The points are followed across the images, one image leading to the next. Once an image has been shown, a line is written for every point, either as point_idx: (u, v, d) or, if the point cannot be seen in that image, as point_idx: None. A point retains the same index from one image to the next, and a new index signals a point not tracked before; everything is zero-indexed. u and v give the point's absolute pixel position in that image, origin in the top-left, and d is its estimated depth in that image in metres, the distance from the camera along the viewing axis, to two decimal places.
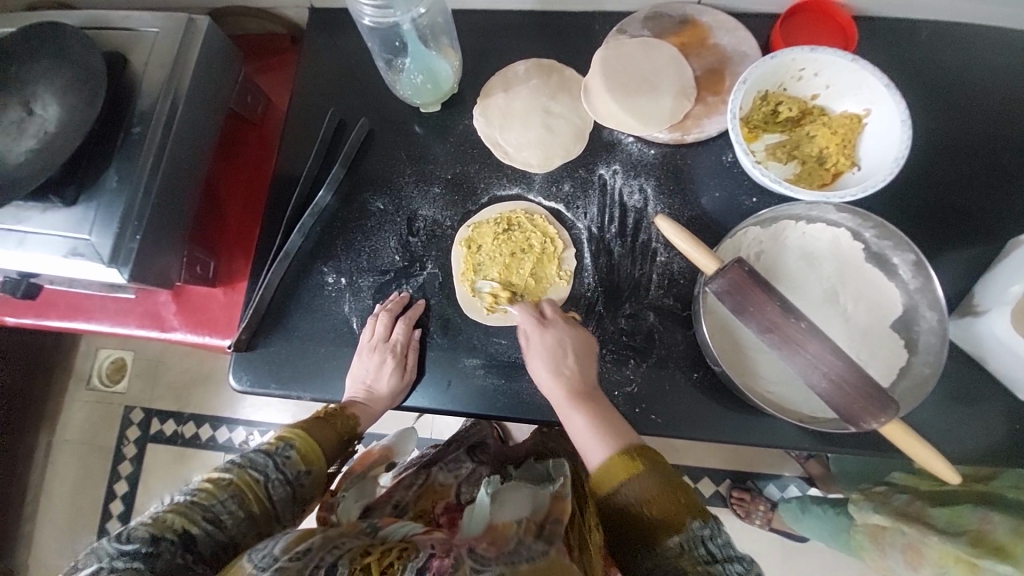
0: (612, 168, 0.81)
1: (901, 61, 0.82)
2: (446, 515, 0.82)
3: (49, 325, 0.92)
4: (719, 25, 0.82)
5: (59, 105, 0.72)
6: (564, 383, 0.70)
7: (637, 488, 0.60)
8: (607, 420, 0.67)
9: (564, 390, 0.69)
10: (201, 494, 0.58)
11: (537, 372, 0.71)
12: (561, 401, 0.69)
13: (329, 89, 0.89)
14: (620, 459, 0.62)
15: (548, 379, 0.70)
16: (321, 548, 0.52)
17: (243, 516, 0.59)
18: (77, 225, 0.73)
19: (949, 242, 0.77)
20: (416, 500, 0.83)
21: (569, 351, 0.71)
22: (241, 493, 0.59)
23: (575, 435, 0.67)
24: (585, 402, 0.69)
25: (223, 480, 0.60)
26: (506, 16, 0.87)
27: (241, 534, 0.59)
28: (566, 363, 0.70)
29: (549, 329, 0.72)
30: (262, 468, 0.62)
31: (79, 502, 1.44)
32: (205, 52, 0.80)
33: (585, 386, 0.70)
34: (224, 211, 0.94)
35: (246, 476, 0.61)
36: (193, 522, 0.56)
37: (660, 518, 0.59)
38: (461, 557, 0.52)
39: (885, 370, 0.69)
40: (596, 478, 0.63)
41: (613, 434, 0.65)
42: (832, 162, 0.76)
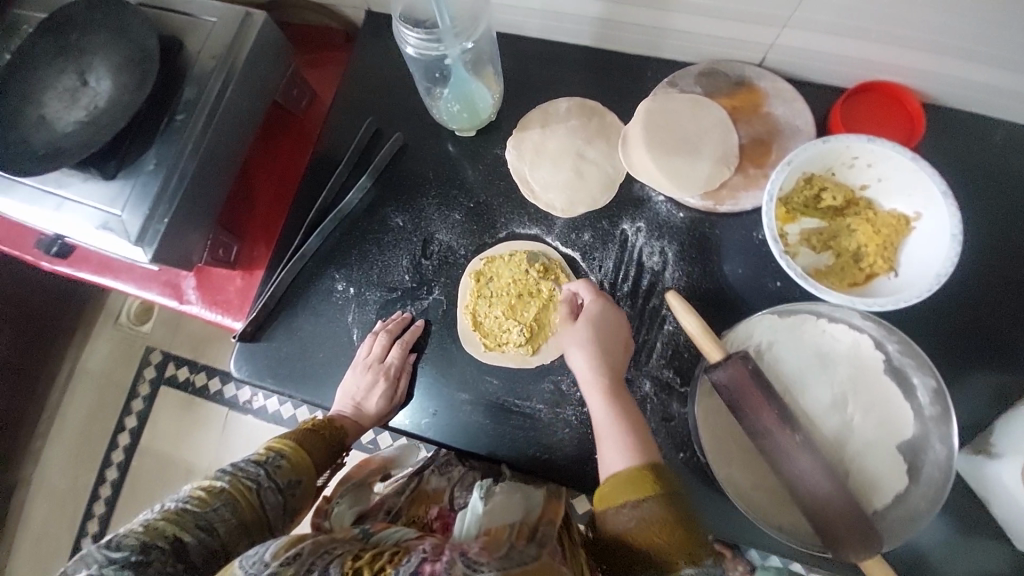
0: (635, 225, 0.79)
1: (969, 161, 0.76)
2: (440, 519, 0.79)
3: (81, 277, 0.97)
4: (777, 93, 0.78)
5: (113, 82, 0.75)
6: (603, 366, 0.68)
7: (650, 511, 0.57)
8: (631, 418, 0.66)
9: (600, 373, 0.68)
10: (194, 502, 0.60)
11: (579, 348, 0.70)
12: (595, 384, 0.68)
13: (371, 94, 0.89)
14: (641, 474, 0.59)
15: (583, 365, 0.69)
16: (313, 553, 0.55)
17: (235, 524, 0.61)
18: (112, 200, 0.77)
19: (981, 367, 0.72)
20: (408, 506, 0.81)
21: (621, 334, 0.71)
22: (234, 501, 0.62)
23: (598, 427, 0.66)
24: (616, 395, 0.67)
25: (217, 488, 0.63)
26: (557, 48, 0.85)
27: (232, 542, 0.61)
28: (600, 349, 0.69)
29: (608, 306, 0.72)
30: (254, 477, 0.65)
31: (90, 428, 1.52)
32: (256, 46, 0.82)
33: (619, 377, 0.69)
34: (256, 197, 0.97)
35: (240, 485, 0.64)
36: (185, 530, 0.58)
37: (666, 545, 0.57)
38: (454, 560, 0.52)
39: (880, 494, 0.66)
40: (610, 486, 0.60)
41: (639, 442, 0.63)
42: (868, 263, 0.71)
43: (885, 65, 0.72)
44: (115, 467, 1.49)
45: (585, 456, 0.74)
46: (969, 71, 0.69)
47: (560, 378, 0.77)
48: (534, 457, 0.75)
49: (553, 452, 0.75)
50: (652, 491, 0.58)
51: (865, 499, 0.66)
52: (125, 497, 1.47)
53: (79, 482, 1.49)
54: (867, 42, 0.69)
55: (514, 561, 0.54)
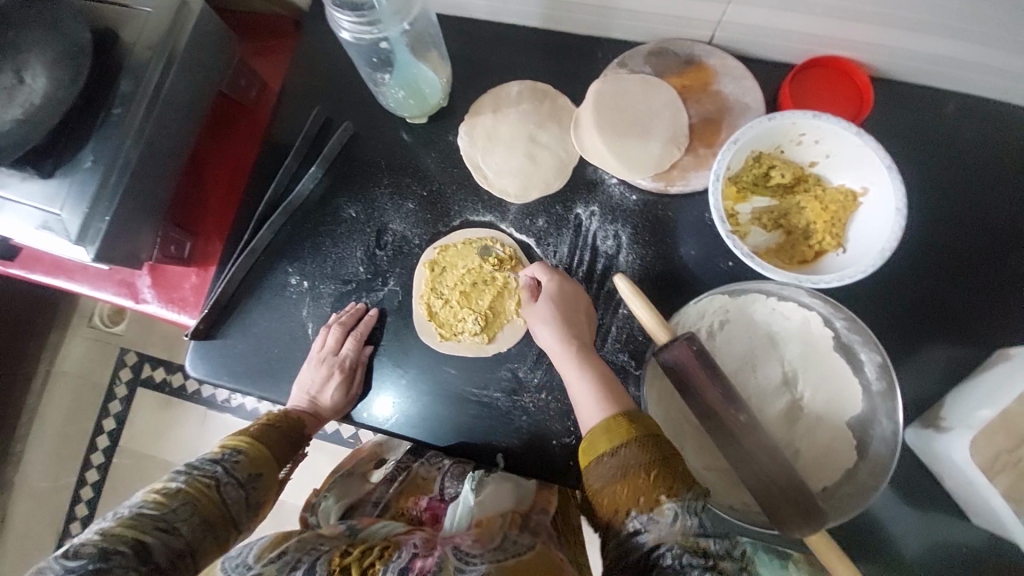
0: (589, 209, 0.79)
1: (917, 134, 0.76)
2: (429, 511, 0.75)
3: (34, 279, 0.95)
4: (726, 70, 0.77)
5: (45, 77, 0.72)
6: (566, 335, 0.69)
7: (629, 453, 0.53)
8: (605, 379, 0.64)
9: (564, 343, 0.68)
10: (150, 505, 0.57)
11: (540, 320, 0.71)
12: (559, 353, 0.69)
13: (320, 82, 0.87)
14: (614, 420, 0.56)
15: (553, 338, 0.69)
16: (298, 550, 0.56)
17: (198, 522, 0.59)
18: (50, 199, 0.74)
19: (928, 339, 0.73)
20: (396, 497, 0.77)
21: (579, 309, 0.71)
22: (193, 500, 0.60)
23: (573, 390, 0.65)
24: (584, 361, 0.67)
25: (173, 490, 0.60)
26: (507, 30, 0.83)
27: (197, 540, 0.59)
28: (566, 322, 0.70)
29: (565, 284, 0.72)
30: (212, 474, 0.63)
31: (66, 432, 1.50)
32: (196, 34, 0.79)
33: (585, 346, 0.69)
34: (209, 192, 0.95)
35: (198, 483, 0.61)
36: (145, 532, 0.55)
37: (653, 487, 0.51)
38: (446, 557, 0.56)
39: (829, 470, 0.67)
40: (587, 442, 0.57)
41: (613, 398, 0.61)
42: (816, 240, 0.72)
43: (831, 39, 0.72)
44: (95, 470, 1.47)
45: (543, 441, 0.74)
46: (914, 43, 0.68)
47: (516, 365, 0.77)
48: (493, 443, 0.75)
49: (511, 438, 0.75)
50: (632, 435, 0.54)
51: (815, 475, 0.67)
52: (106, 499, 1.46)
53: (58, 487, 1.48)
54: (812, 16, 0.68)
55: (508, 552, 0.58)
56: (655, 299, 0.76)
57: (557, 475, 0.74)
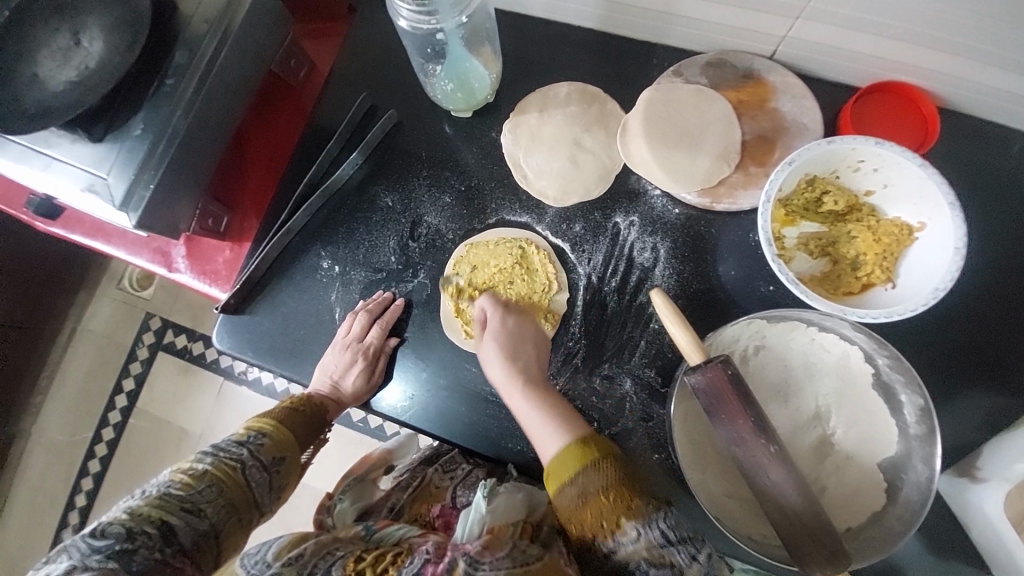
0: (629, 219, 0.77)
1: (981, 171, 0.72)
2: (441, 518, 0.79)
3: (74, 239, 0.97)
4: (786, 88, 0.75)
5: (103, 41, 0.73)
6: (515, 369, 0.69)
7: (586, 478, 0.56)
8: (554, 406, 0.66)
9: (515, 377, 0.69)
10: (178, 486, 0.58)
11: (488, 355, 0.71)
12: (511, 387, 0.69)
13: (369, 68, 0.86)
14: (569, 448, 0.59)
15: (499, 372, 0.70)
16: (315, 554, 0.58)
17: (223, 504, 0.59)
18: (98, 163, 0.76)
19: (974, 386, 0.70)
20: (411, 503, 0.81)
21: (523, 339, 0.72)
22: (219, 482, 0.60)
23: (526, 424, 0.66)
24: (538, 390, 0.68)
25: (199, 471, 0.60)
26: (562, 29, 0.82)
27: (222, 523, 0.59)
28: (513, 355, 0.70)
29: (508, 316, 0.74)
30: (238, 457, 0.63)
31: (88, 388, 1.54)
32: (254, 11, 0.79)
33: (536, 376, 0.69)
34: (247, 168, 0.95)
35: (224, 465, 0.61)
36: (170, 513, 0.56)
37: (611, 506, 0.54)
38: (456, 561, 0.56)
39: (856, 511, 0.64)
40: (549, 473, 0.59)
41: (569, 427, 0.62)
42: (865, 272, 0.69)
43: (900, 65, 0.68)
44: (112, 427, 1.51)
45: None
46: (991, 78, 0.65)
47: None
48: (511, 446, 0.74)
49: (527, 444, 0.74)
50: (588, 455, 0.57)
51: (840, 514, 0.65)
52: (119, 457, 1.49)
53: (75, 440, 1.52)
54: (885, 39, 0.65)
55: (516, 561, 0.55)
56: (688, 316, 0.74)
57: None
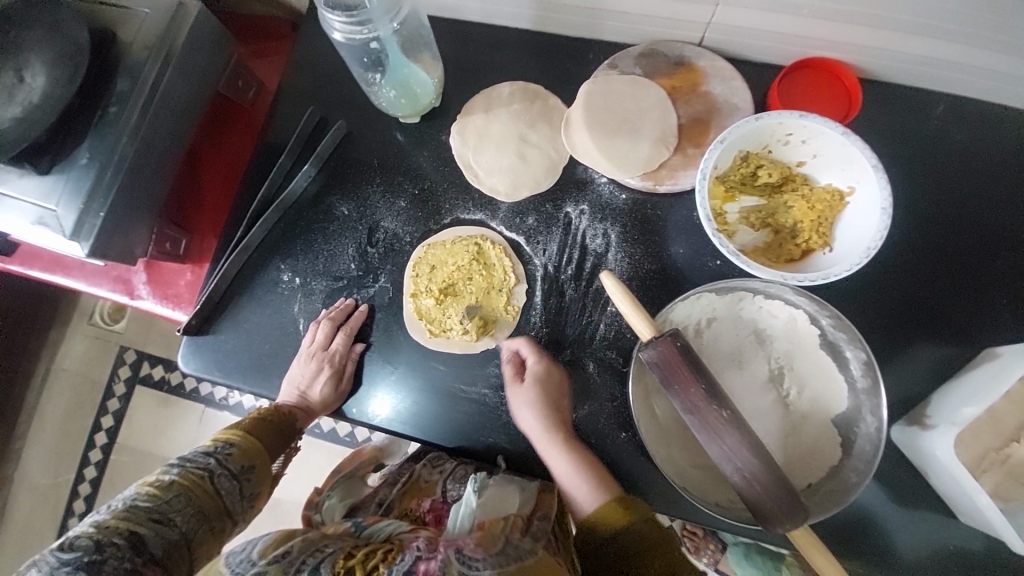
0: (579, 208, 0.79)
1: (904, 135, 0.76)
2: (432, 512, 0.79)
3: (32, 274, 0.96)
4: (715, 71, 0.78)
5: (41, 75, 0.73)
6: (556, 424, 0.70)
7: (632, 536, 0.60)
8: (590, 462, 0.69)
9: (555, 431, 0.70)
10: (144, 497, 0.58)
11: (530, 407, 0.71)
12: (550, 440, 0.70)
13: (316, 82, 0.88)
14: (614, 505, 0.62)
15: (538, 425, 0.70)
16: (302, 552, 0.58)
17: (193, 512, 0.59)
18: (44, 195, 0.76)
19: (917, 338, 0.73)
20: (400, 498, 0.82)
21: (563, 393, 0.73)
22: (187, 491, 0.60)
23: (561, 474, 0.68)
24: (573, 445, 0.70)
25: (166, 482, 0.60)
26: (500, 31, 0.84)
27: (193, 531, 0.59)
28: (553, 409, 0.71)
29: (551, 369, 0.74)
30: (205, 467, 0.63)
31: (66, 428, 1.51)
32: (194, 34, 0.80)
33: (570, 430, 0.72)
34: (204, 191, 0.95)
35: (191, 475, 0.61)
36: (138, 524, 0.55)
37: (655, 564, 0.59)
38: (450, 559, 0.56)
39: (814, 468, 0.67)
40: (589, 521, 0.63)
41: (603, 483, 0.67)
42: (804, 239, 0.72)
43: (817, 40, 0.72)
44: (94, 466, 1.48)
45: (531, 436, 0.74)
46: (900, 45, 0.69)
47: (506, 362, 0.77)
48: (483, 439, 0.76)
49: (498, 434, 0.76)
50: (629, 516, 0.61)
51: (800, 472, 0.67)
52: (103, 496, 1.46)
53: (57, 481, 1.49)
54: (798, 16, 0.68)
55: (511, 557, 0.59)
56: (643, 296, 0.76)
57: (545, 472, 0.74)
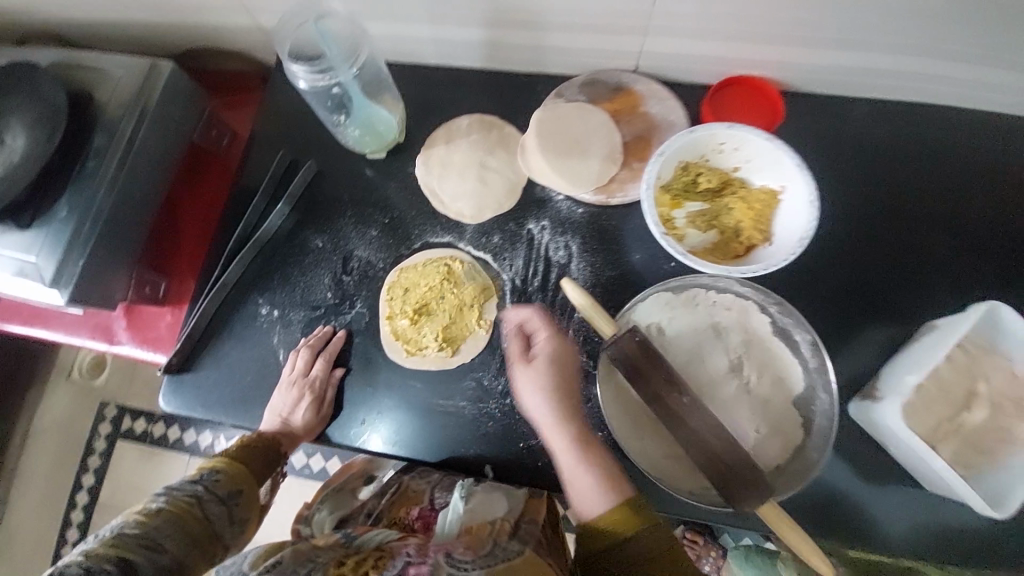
0: (541, 224, 0.85)
1: (827, 137, 0.84)
2: (421, 520, 0.79)
3: (11, 330, 0.98)
4: (652, 93, 0.86)
5: (21, 137, 0.78)
6: (561, 411, 0.68)
7: (642, 541, 0.58)
8: (597, 456, 0.66)
9: (560, 418, 0.68)
10: (133, 525, 0.58)
11: (533, 394, 0.69)
12: (554, 428, 0.68)
13: (287, 127, 0.93)
14: (621, 507, 0.60)
15: (544, 411, 0.69)
16: (293, 561, 0.57)
17: (183, 537, 0.60)
18: (23, 249, 0.79)
19: (862, 318, 0.79)
20: (390, 508, 0.82)
21: (570, 378, 0.71)
22: (177, 517, 0.61)
23: (566, 466, 0.66)
24: (580, 436, 0.67)
25: (154, 509, 0.61)
26: (456, 70, 0.92)
27: (185, 555, 0.60)
28: (557, 394, 0.69)
29: (558, 350, 0.71)
30: (192, 493, 0.65)
31: (44, 492, 1.47)
32: (170, 88, 0.85)
33: (580, 419, 0.69)
34: (182, 237, 0.99)
35: (179, 502, 0.63)
36: (130, 550, 0.56)
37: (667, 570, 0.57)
38: (439, 563, 0.57)
39: (780, 449, 0.70)
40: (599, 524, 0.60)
41: (608, 480, 0.63)
42: (746, 236, 0.78)
43: (737, 59, 0.81)
44: (74, 530, 1.43)
45: (512, 443, 0.77)
46: (809, 58, 0.78)
47: (481, 374, 0.80)
48: (465, 452, 0.78)
49: (479, 446, 0.78)
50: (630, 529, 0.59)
51: (768, 455, 0.70)
52: None
53: (36, 550, 1.43)
54: (716, 41, 0.77)
55: (499, 557, 0.60)
56: (606, 301, 0.81)
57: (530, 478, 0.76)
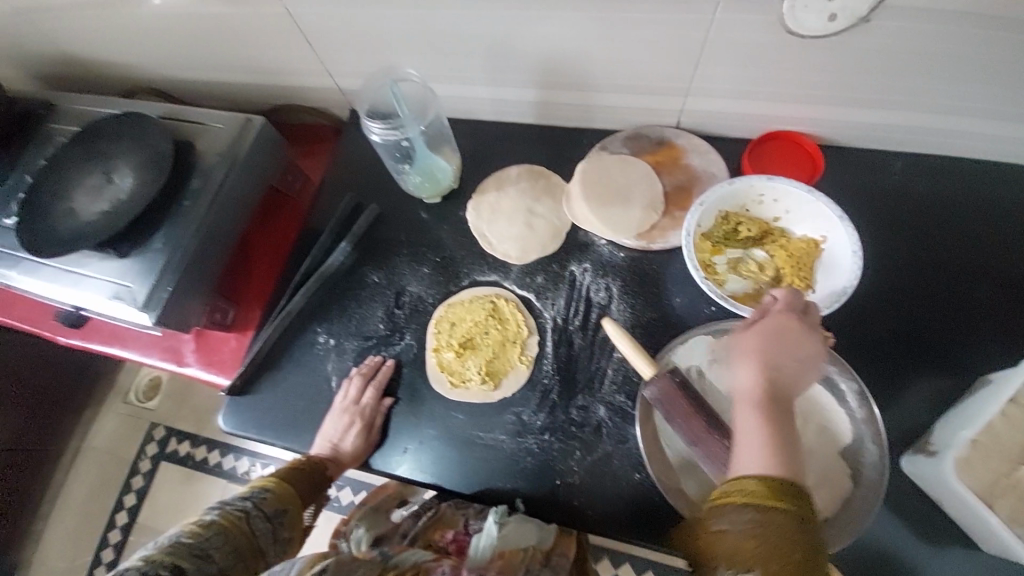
0: (583, 266, 0.89)
1: (868, 190, 0.86)
2: (455, 543, 0.83)
3: (92, 347, 1.07)
4: (693, 147, 0.91)
5: (132, 178, 0.90)
6: (767, 376, 0.60)
7: (776, 520, 0.49)
8: (788, 442, 0.55)
9: (762, 382, 0.60)
10: (187, 534, 0.62)
11: (744, 345, 0.63)
12: (750, 388, 0.60)
13: (354, 173, 1.04)
14: (775, 480, 0.52)
15: (749, 368, 0.61)
16: None
17: (229, 550, 0.63)
18: (122, 275, 0.90)
19: (914, 370, 0.77)
20: (424, 530, 0.85)
21: (796, 353, 0.61)
22: (225, 530, 0.64)
23: (743, 430, 0.58)
24: (774, 412, 0.58)
25: (207, 520, 0.65)
26: (508, 125, 1.00)
27: (229, 568, 0.63)
28: (772, 360, 0.60)
29: (790, 321, 0.63)
30: (241, 509, 0.68)
31: (89, 508, 1.53)
32: (259, 138, 0.97)
33: (785, 402, 0.59)
34: (252, 269, 1.08)
35: (229, 516, 0.66)
36: (182, 558, 0.59)
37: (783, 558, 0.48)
38: None
39: (827, 503, 0.67)
40: (738, 479, 0.53)
41: (784, 460, 0.53)
42: (787, 283, 0.79)
43: (775, 117, 0.85)
44: (112, 548, 1.48)
45: (548, 479, 0.77)
46: (848, 115, 0.82)
47: (521, 409, 0.82)
48: (502, 486, 0.78)
49: (516, 480, 0.78)
50: (779, 504, 0.50)
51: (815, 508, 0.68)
52: None
53: (74, 566, 1.48)
54: (756, 100, 0.82)
55: None
56: (646, 342, 0.83)
57: (565, 516, 0.76)
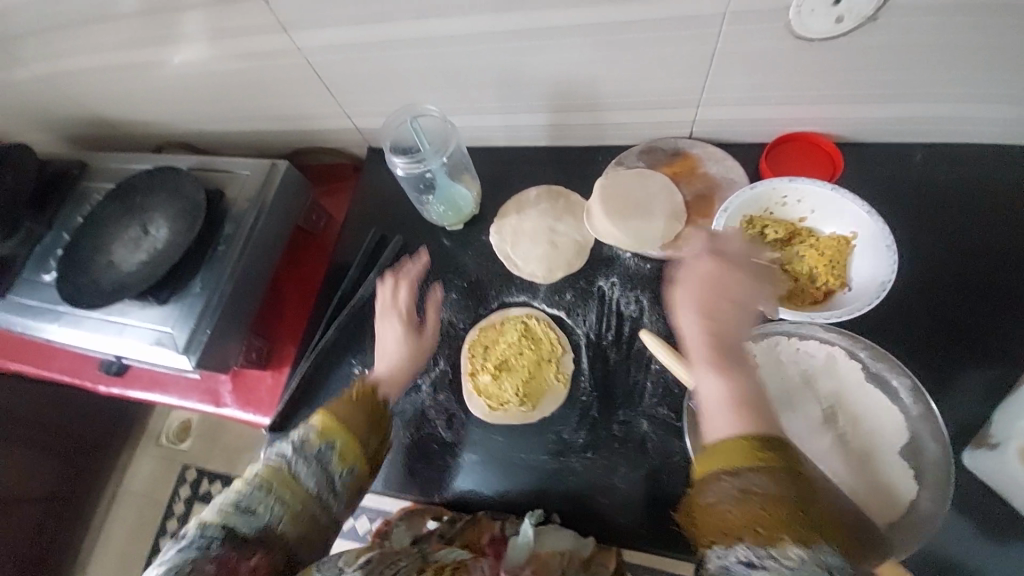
0: (611, 280, 0.89)
1: (891, 183, 0.86)
2: (493, 546, 0.72)
3: (132, 394, 1.10)
4: (709, 155, 0.92)
5: (168, 228, 0.94)
6: (713, 327, 0.57)
7: (755, 481, 0.47)
8: (750, 395, 0.54)
9: (710, 334, 0.57)
10: (236, 491, 0.61)
11: (682, 302, 0.60)
12: (700, 344, 0.57)
13: (376, 207, 1.06)
14: (746, 440, 0.50)
15: (695, 325, 0.58)
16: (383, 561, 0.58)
17: (274, 502, 0.60)
18: (164, 321, 0.93)
19: (963, 362, 0.75)
20: (460, 534, 0.76)
21: (733, 293, 0.58)
22: (267, 483, 0.60)
23: (704, 396, 0.56)
24: (728, 361, 0.56)
25: (253, 474, 0.62)
26: (524, 150, 1.03)
27: (279, 520, 0.59)
28: (712, 308, 0.58)
29: (717, 259, 0.61)
30: (285, 455, 0.63)
31: (124, 556, 1.54)
32: (284, 181, 1.00)
33: (734, 346, 0.57)
34: (284, 307, 1.11)
35: (272, 466, 0.62)
36: (231, 516, 0.58)
37: (768, 518, 0.45)
38: None
39: (891, 505, 0.66)
40: (714, 450, 0.51)
41: (754, 417, 0.52)
42: (821, 282, 0.78)
43: (790, 120, 0.86)
44: None
45: (597, 498, 0.76)
46: (863, 112, 0.82)
47: (562, 429, 0.81)
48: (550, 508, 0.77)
49: (562, 501, 0.77)
50: (755, 462, 0.48)
51: (879, 512, 0.66)
52: None
53: None
54: (769, 105, 0.84)
55: None
56: None
57: (617, 536, 0.74)
